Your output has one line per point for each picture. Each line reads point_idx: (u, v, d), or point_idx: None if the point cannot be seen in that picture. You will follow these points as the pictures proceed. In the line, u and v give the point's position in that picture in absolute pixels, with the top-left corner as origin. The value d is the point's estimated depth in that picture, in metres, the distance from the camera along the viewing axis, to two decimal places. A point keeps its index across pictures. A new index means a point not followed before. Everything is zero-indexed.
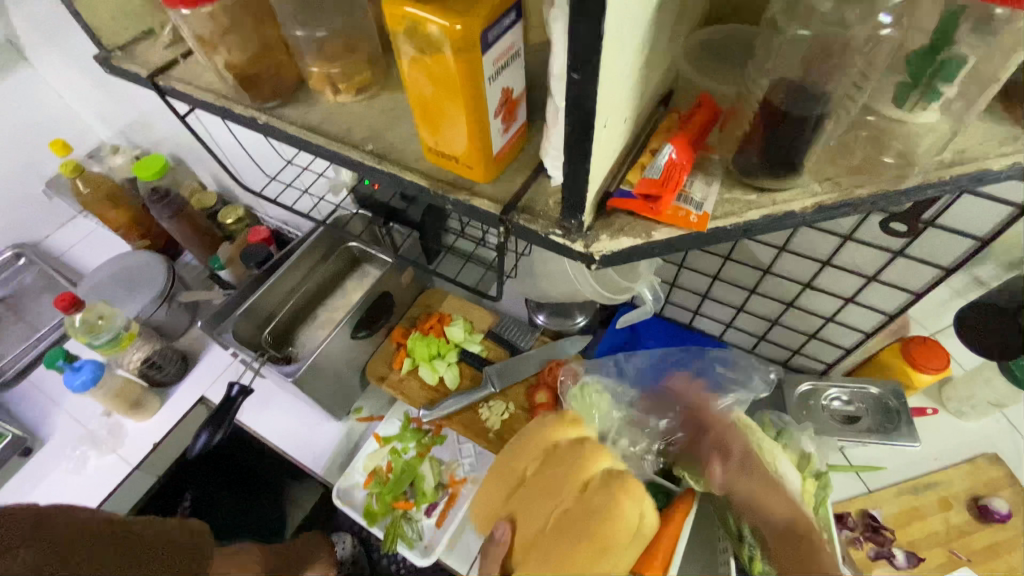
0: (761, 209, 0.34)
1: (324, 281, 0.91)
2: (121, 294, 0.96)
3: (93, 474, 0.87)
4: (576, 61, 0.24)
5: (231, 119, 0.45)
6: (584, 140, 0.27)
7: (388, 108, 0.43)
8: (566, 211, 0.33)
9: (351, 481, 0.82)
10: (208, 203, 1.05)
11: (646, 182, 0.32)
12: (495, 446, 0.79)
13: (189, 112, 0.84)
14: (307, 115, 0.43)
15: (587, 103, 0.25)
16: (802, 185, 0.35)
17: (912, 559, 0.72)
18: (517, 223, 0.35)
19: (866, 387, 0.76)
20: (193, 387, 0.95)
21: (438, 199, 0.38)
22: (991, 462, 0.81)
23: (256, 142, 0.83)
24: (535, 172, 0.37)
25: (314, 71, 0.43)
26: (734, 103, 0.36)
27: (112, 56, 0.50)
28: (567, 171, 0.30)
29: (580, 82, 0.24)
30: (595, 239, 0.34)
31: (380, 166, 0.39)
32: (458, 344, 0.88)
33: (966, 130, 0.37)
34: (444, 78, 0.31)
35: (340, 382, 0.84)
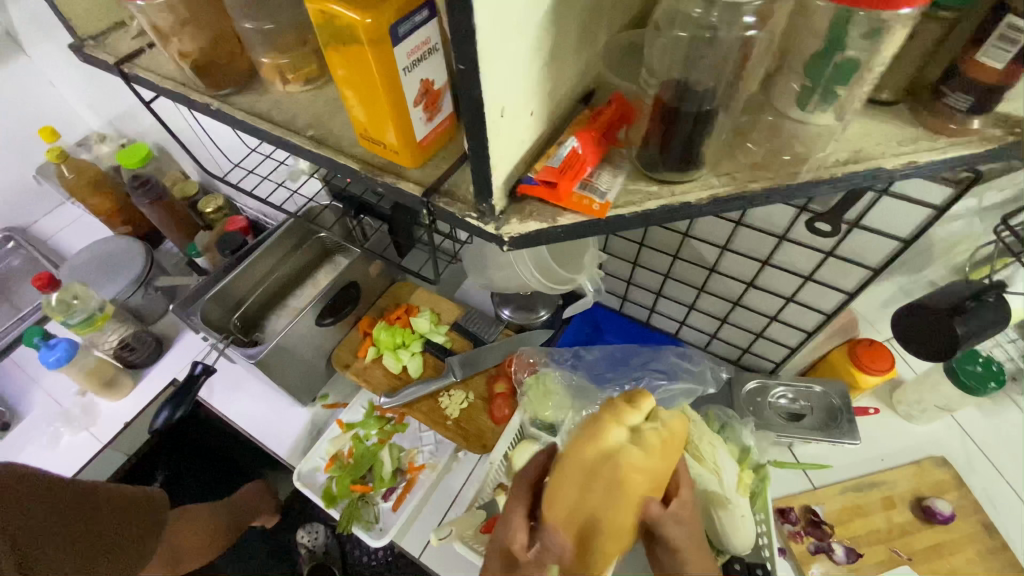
0: (659, 199, 0.37)
1: (296, 269, 0.94)
2: (99, 277, 0.98)
3: (65, 450, 0.89)
4: (459, 51, 0.26)
5: (188, 104, 0.47)
6: (479, 125, 0.30)
7: (333, 99, 0.45)
8: (478, 195, 0.35)
9: (312, 465, 0.84)
10: (189, 192, 1.08)
11: (546, 170, 0.35)
12: (452, 433, 0.81)
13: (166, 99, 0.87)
14: (258, 103, 0.46)
15: (474, 90, 0.28)
16: (702, 178, 0.37)
17: (850, 554, 0.74)
18: (438, 206, 0.38)
19: (811, 385, 0.79)
20: (166, 369, 0.97)
21: (370, 182, 0.41)
22: (939, 465, 0.81)
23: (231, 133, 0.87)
24: (460, 160, 0.40)
25: (265, 62, 0.45)
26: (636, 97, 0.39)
27: (85, 44, 0.53)
28: (471, 156, 0.33)
29: (466, 71, 0.27)
30: (506, 222, 0.36)
31: (319, 151, 0.42)
32: (423, 335, 0.90)
33: (865, 132, 0.39)
34: (363, 67, 0.33)
35: (306, 367, 0.86)
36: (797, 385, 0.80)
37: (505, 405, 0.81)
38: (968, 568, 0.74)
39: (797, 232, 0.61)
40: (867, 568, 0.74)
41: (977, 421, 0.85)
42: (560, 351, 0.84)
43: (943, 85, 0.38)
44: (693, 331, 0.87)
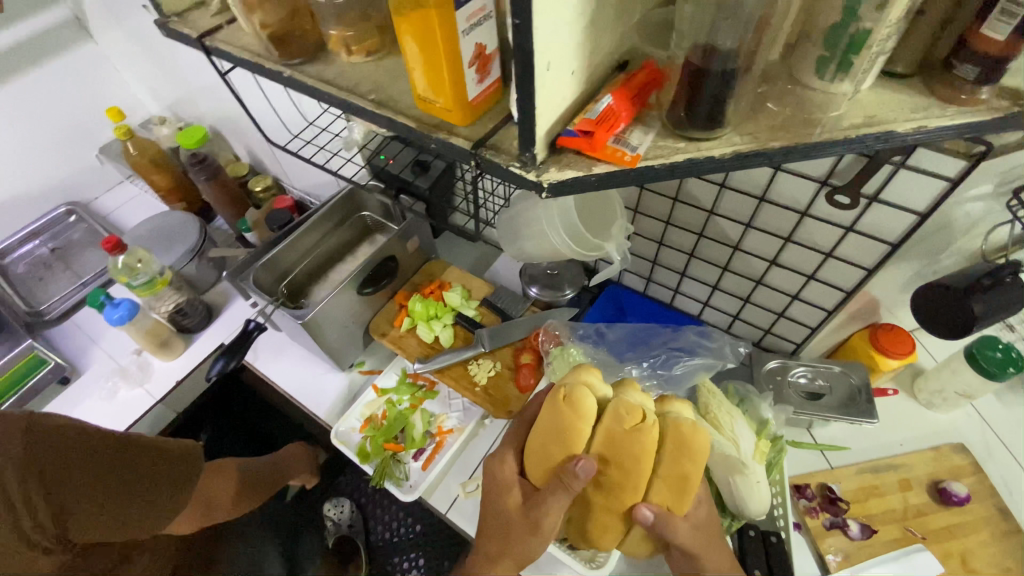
0: (685, 153, 0.40)
1: (338, 245, 1.01)
2: (158, 246, 1.06)
3: (122, 403, 0.97)
4: (516, 5, 0.31)
5: (262, 72, 0.53)
6: (528, 76, 0.35)
7: (391, 68, 0.51)
8: (522, 145, 0.40)
9: (348, 425, 0.90)
10: (241, 173, 1.16)
11: (584, 121, 0.39)
12: (480, 398, 0.86)
13: (229, 69, 0.93)
14: (325, 71, 0.52)
15: (527, 41, 0.32)
16: (725, 136, 0.41)
17: (864, 531, 0.75)
18: (485, 157, 0.43)
19: (830, 365, 0.81)
20: (215, 335, 1.05)
21: (424, 138, 0.46)
22: (958, 451, 0.82)
23: (287, 115, 0.95)
24: (505, 120, 0.45)
25: (332, 34, 0.51)
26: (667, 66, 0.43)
27: (169, 20, 0.59)
28: (520, 108, 0.37)
29: (521, 25, 0.32)
30: (545, 170, 0.41)
31: (379, 111, 0.47)
32: (454, 308, 0.95)
33: (878, 101, 0.43)
34: (426, 30, 0.38)
35: (344, 334, 0.92)
36: (816, 365, 0.82)
37: (530, 374, 0.85)
38: (982, 550, 0.74)
39: (818, 209, 0.63)
40: (881, 545, 0.75)
41: (998, 410, 0.86)
42: (585, 326, 0.88)
43: (954, 58, 0.41)
44: (715, 313, 0.90)
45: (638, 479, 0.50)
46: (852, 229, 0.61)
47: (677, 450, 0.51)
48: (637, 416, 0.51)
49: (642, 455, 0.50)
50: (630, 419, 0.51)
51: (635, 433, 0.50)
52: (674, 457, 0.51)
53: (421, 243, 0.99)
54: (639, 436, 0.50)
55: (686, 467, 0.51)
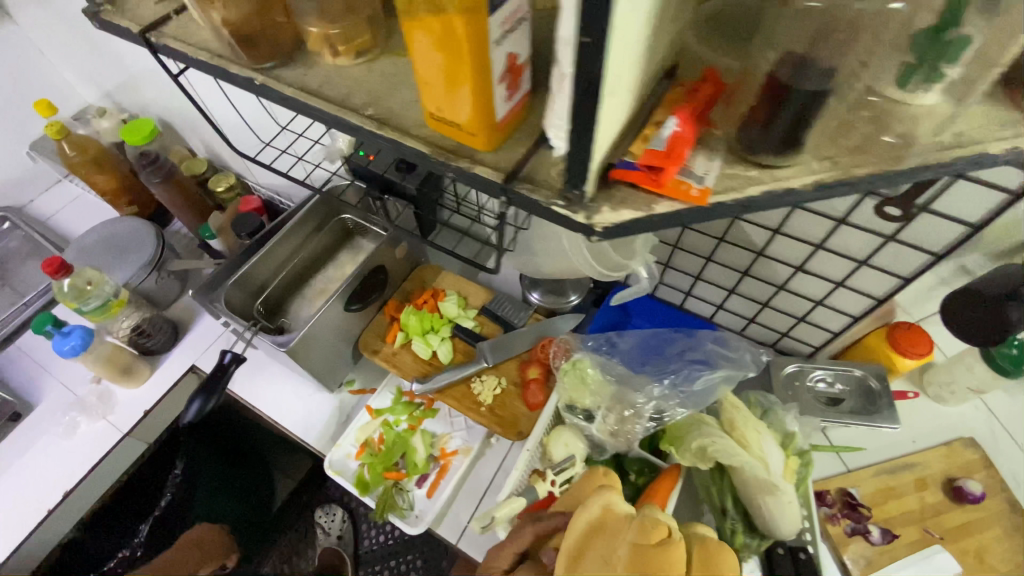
0: (761, 185, 0.34)
1: (317, 252, 0.92)
2: (110, 261, 0.94)
3: (85, 440, 0.87)
4: (585, 19, 0.24)
5: (227, 79, 0.44)
6: (592, 107, 0.27)
7: (388, 74, 0.42)
8: (569, 181, 0.33)
9: (343, 453, 0.84)
10: (198, 170, 1.00)
11: (649, 154, 0.32)
12: (486, 420, 0.80)
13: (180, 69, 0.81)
14: (305, 78, 0.42)
15: (601, 64, 0.25)
16: (802, 162, 0.35)
17: (886, 536, 0.74)
18: (518, 193, 0.35)
19: (850, 369, 0.78)
20: (184, 355, 0.95)
21: (439, 167, 0.38)
22: (969, 446, 0.81)
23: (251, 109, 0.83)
24: (537, 142, 0.37)
25: (313, 31, 0.42)
26: (733, 76, 0.36)
27: (101, 9, 0.48)
28: (573, 142, 0.30)
29: (592, 44, 0.24)
30: (597, 211, 0.33)
31: (381, 132, 0.39)
32: (451, 320, 0.88)
33: (968, 113, 0.37)
34: (451, 43, 0.30)
35: (332, 353, 0.84)
36: (836, 368, 0.78)
37: (539, 391, 0.80)
38: (997, 547, 0.74)
39: (857, 216, 0.59)
40: (900, 549, 0.74)
41: (1004, 402, 0.85)
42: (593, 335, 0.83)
43: None
44: (729, 315, 0.86)
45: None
46: (895, 239, 0.57)
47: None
48: (663, 530, 0.47)
49: None
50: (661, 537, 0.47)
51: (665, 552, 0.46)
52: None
53: (410, 247, 0.90)
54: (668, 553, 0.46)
55: None
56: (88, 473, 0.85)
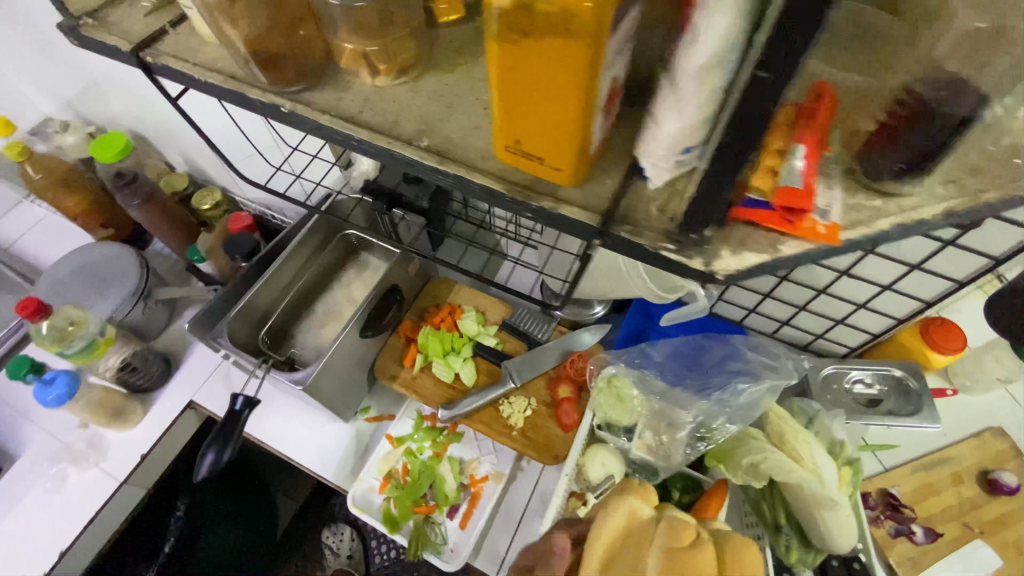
0: (888, 217, 0.30)
1: (321, 271, 0.85)
2: (89, 293, 0.85)
3: (77, 492, 0.80)
4: (763, 54, 0.19)
5: (246, 106, 0.38)
6: (745, 149, 0.23)
7: (439, 95, 0.37)
8: (686, 224, 0.28)
9: (366, 487, 0.78)
10: (179, 186, 0.94)
11: (784, 193, 0.28)
12: (519, 444, 0.76)
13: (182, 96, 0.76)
14: (340, 103, 0.37)
15: (771, 105, 0.20)
16: (927, 188, 0.31)
17: (930, 535, 0.73)
18: (617, 237, 0.30)
19: (889, 369, 0.76)
20: (180, 391, 0.87)
21: (515, 207, 0.33)
22: (998, 436, 0.79)
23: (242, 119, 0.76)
24: (630, 173, 0.32)
25: (347, 48, 0.36)
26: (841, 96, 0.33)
27: (82, 23, 0.41)
28: (704, 183, 0.26)
29: (768, 82, 0.20)
30: (717, 255, 0.29)
31: (442, 168, 0.33)
32: (472, 338, 0.83)
33: None
34: (555, 69, 0.25)
35: (347, 381, 0.78)
36: (873, 368, 0.77)
37: (572, 411, 0.76)
38: None
39: None
40: (943, 547, 0.73)
41: None
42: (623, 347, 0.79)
43: None
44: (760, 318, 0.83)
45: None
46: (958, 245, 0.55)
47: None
48: (692, 531, 0.44)
49: None
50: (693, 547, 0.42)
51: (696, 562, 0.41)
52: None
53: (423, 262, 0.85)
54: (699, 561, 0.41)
55: None
56: (84, 530, 0.77)
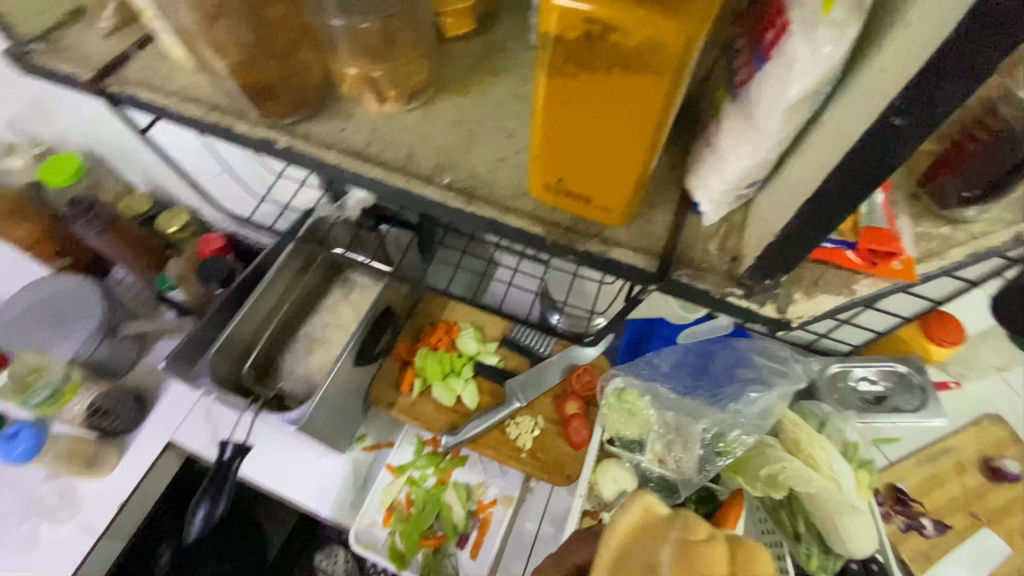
0: (961, 246, 0.28)
1: (305, 294, 0.79)
2: (45, 334, 0.76)
3: (49, 551, 0.73)
4: (902, 100, 0.16)
5: (234, 140, 0.33)
6: (855, 195, 0.20)
7: (456, 121, 0.33)
8: (757, 269, 0.26)
9: (369, 521, 0.74)
10: (140, 209, 0.86)
11: (869, 233, 0.26)
12: (529, 467, 0.73)
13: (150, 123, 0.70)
14: (344, 134, 0.32)
15: (899, 153, 0.18)
16: (994, 211, 0.29)
17: (939, 527, 0.73)
18: (677, 282, 0.27)
19: (894, 365, 0.76)
20: (157, 432, 0.81)
21: (557, 250, 0.29)
22: (997, 422, 0.80)
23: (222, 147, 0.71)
24: (682, 208, 0.29)
25: (348, 72, 0.31)
26: None
27: (32, 49, 0.36)
28: (789, 229, 0.23)
29: (905, 130, 0.17)
30: (788, 299, 0.26)
31: (470, 209, 0.30)
32: (472, 357, 0.79)
33: None
34: (622, 105, 0.21)
35: (342, 411, 0.73)
36: (878, 365, 0.76)
37: (582, 428, 0.73)
38: None
39: None
40: (952, 539, 0.73)
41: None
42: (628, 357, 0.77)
43: None
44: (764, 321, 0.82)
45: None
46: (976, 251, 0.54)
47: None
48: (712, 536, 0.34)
49: None
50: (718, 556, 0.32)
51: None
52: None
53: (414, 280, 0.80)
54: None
55: None
56: None
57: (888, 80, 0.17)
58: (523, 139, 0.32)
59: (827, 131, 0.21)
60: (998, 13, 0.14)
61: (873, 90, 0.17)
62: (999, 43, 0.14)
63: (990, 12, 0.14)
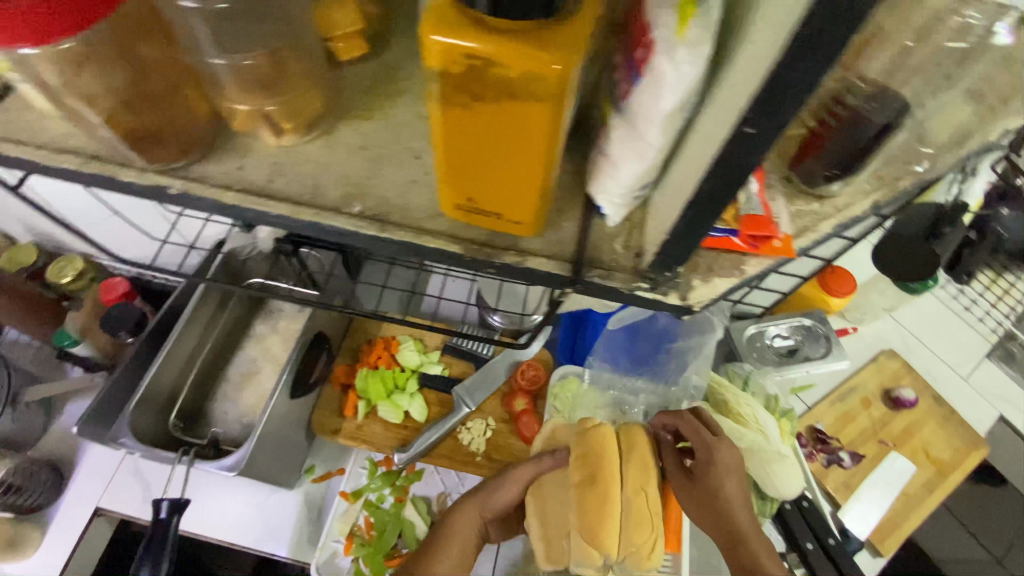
0: (829, 219, 0.32)
1: (227, 330, 0.75)
2: None
3: None
4: (751, 113, 0.18)
5: (124, 190, 0.31)
6: (727, 195, 0.22)
7: (361, 147, 0.32)
8: (658, 265, 0.28)
9: (329, 552, 0.72)
10: (25, 260, 0.78)
11: (751, 222, 0.29)
12: (485, 469, 0.75)
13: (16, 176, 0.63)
14: (242, 173, 0.31)
15: (755, 156, 0.20)
16: (855, 182, 0.33)
17: (856, 458, 0.81)
18: (589, 283, 0.29)
19: (800, 320, 0.82)
20: (82, 500, 0.74)
21: (475, 266, 0.30)
22: (892, 356, 0.89)
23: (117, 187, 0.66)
24: (588, 211, 0.31)
25: (240, 109, 0.30)
26: None
27: None
28: (677, 228, 0.25)
29: (756, 137, 0.19)
30: (690, 287, 0.29)
31: (384, 236, 0.30)
32: (415, 370, 0.78)
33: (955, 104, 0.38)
34: (513, 129, 0.22)
35: (287, 445, 0.71)
36: (787, 321, 0.82)
37: (532, 422, 0.75)
38: (935, 439, 0.84)
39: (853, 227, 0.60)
40: (867, 467, 0.82)
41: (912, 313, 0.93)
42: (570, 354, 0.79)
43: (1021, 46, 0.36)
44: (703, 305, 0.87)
45: (608, 487, 0.46)
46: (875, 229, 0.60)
47: (635, 458, 0.49)
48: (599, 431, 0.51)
49: (601, 472, 0.47)
50: (604, 429, 0.50)
51: (610, 445, 0.48)
52: (639, 478, 0.48)
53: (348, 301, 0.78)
54: (607, 439, 0.49)
55: (626, 486, 0.47)
56: None
57: (740, 94, 0.19)
58: (431, 159, 0.32)
59: (701, 136, 0.23)
60: (810, 35, 0.16)
61: (730, 101, 0.19)
62: (814, 64, 0.17)
63: (806, 33, 0.16)
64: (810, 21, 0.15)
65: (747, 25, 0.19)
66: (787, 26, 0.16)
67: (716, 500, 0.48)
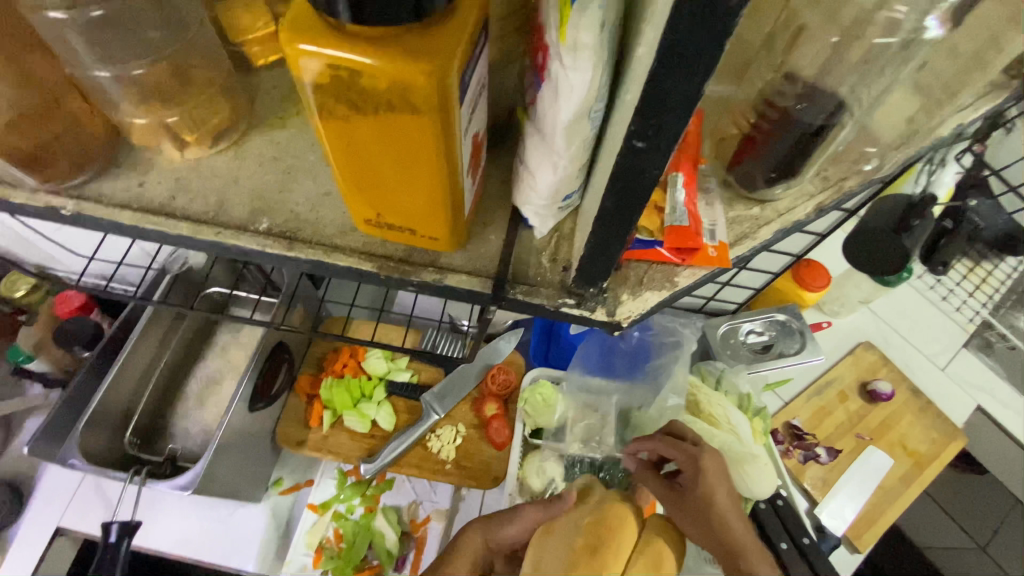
0: (770, 223, 0.31)
1: (185, 343, 0.73)
2: None
3: None
4: (638, 126, 0.17)
5: (17, 211, 0.29)
6: (633, 209, 0.21)
7: (274, 158, 0.31)
8: (582, 280, 0.27)
9: (298, 567, 0.71)
10: None
11: (675, 233, 0.28)
12: (456, 476, 0.73)
13: None
14: (144, 190, 0.29)
15: (652, 170, 0.19)
16: (799, 185, 0.33)
17: (833, 453, 0.78)
18: (514, 300, 0.28)
19: (773, 315, 0.80)
20: (41, 521, 0.72)
21: (395, 284, 0.28)
22: (870, 349, 0.86)
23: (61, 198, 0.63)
24: (514, 222, 0.29)
25: (138, 124, 0.28)
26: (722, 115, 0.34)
27: None
28: (592, 242, 0.24)
29: (647, 151, 0.18)
30: (617, 301, 0.29)
31: (295, 254, 0.28)
32: (382, 378, 0.77)
33: (896, 101, 0.37)
34: (405, 143, 0.21)
35: (250, 459, 0.69)
36: (760, 317, 0.80)
37: (503, 427, 0.74)
38: (913, 431, 0.81)
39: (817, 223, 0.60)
40: (846, 459, 0.79)
41: (890, 304, 0.89)
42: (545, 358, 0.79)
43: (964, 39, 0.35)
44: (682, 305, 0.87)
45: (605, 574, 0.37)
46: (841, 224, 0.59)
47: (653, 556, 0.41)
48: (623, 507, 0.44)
49: (605, 551, 0.38)
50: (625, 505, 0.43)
51: (626, 525, 0.41)
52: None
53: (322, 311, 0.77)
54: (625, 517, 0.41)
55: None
56: None
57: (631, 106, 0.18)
58: None
59: (606, 149, 0.22)
60: (680, 45, 0.14)
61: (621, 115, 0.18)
62: (691, 77, 0.15)
63: (675, 44, 0.14)
64: (677, 30, 0.14)
65: (635, 32, 0.18)
66: (658, 35, 0.15)
67: (708, 511, 0.43)
